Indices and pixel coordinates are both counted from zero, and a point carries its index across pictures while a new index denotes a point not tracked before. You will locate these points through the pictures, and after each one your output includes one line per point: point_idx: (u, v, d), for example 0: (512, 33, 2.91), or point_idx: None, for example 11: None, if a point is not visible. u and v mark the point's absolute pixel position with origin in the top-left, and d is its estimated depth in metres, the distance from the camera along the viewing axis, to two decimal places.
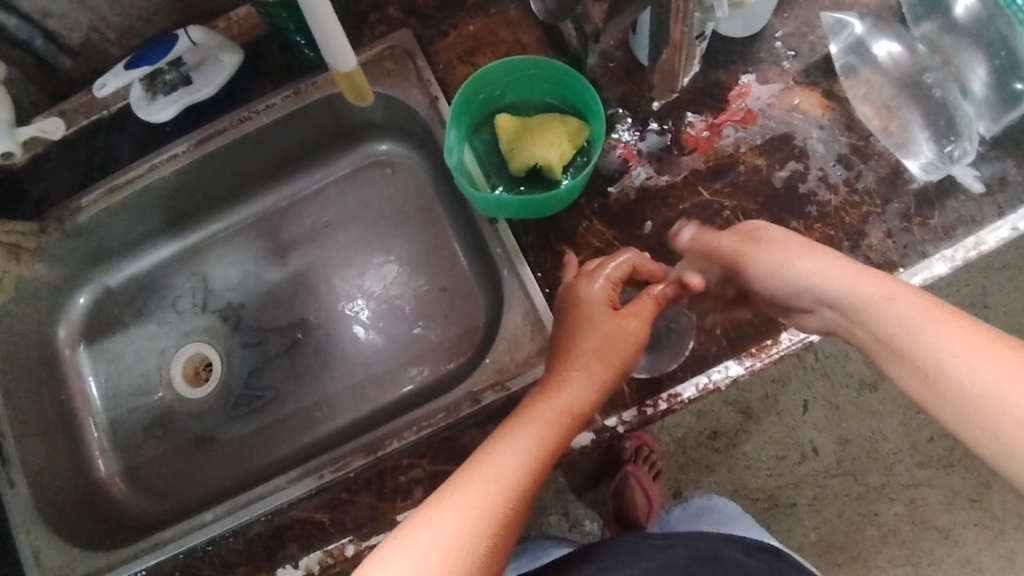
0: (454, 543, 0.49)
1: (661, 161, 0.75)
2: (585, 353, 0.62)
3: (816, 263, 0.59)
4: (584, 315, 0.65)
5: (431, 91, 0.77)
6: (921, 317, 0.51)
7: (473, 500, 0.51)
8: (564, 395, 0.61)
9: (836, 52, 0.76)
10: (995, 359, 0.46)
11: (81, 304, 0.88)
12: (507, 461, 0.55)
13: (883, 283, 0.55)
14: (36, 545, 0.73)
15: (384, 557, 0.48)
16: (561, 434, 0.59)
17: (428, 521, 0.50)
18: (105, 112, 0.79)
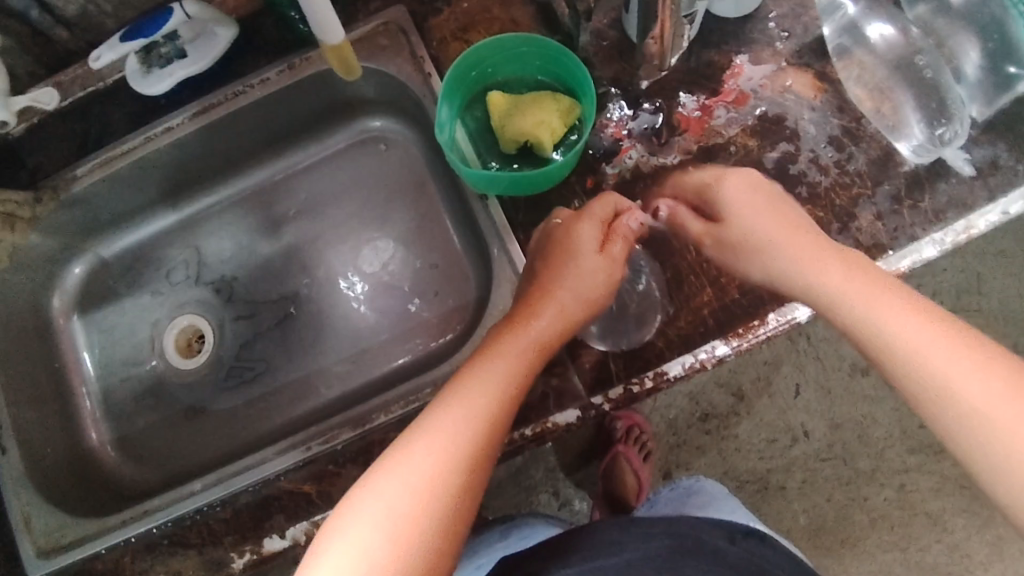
0: (426, 482, 0.50)
1: (652, 141, 0.75)
2: (563, 293, 0.65)
3: (784, 241, 0.63)
4: (574, 251, 0.66)
5: (424, 67, 0.77)
6: (881, 308, 0.54)
7: (442, 439, 0.52)
8: (528, 332, 0.62)
9: (830, 33, 0.77)
10: (925, 331, 0.51)
11: (76, 274, 0.89)
12: (475, 398, 0.55)
13: (848, 269, 0.58)
14: (26, 510, 0.74)
15: (358, 501, 0.49)
16: (529, 366, 0.60)
17: (398, 462, 0.51)
18: (100, 84, 0.79)
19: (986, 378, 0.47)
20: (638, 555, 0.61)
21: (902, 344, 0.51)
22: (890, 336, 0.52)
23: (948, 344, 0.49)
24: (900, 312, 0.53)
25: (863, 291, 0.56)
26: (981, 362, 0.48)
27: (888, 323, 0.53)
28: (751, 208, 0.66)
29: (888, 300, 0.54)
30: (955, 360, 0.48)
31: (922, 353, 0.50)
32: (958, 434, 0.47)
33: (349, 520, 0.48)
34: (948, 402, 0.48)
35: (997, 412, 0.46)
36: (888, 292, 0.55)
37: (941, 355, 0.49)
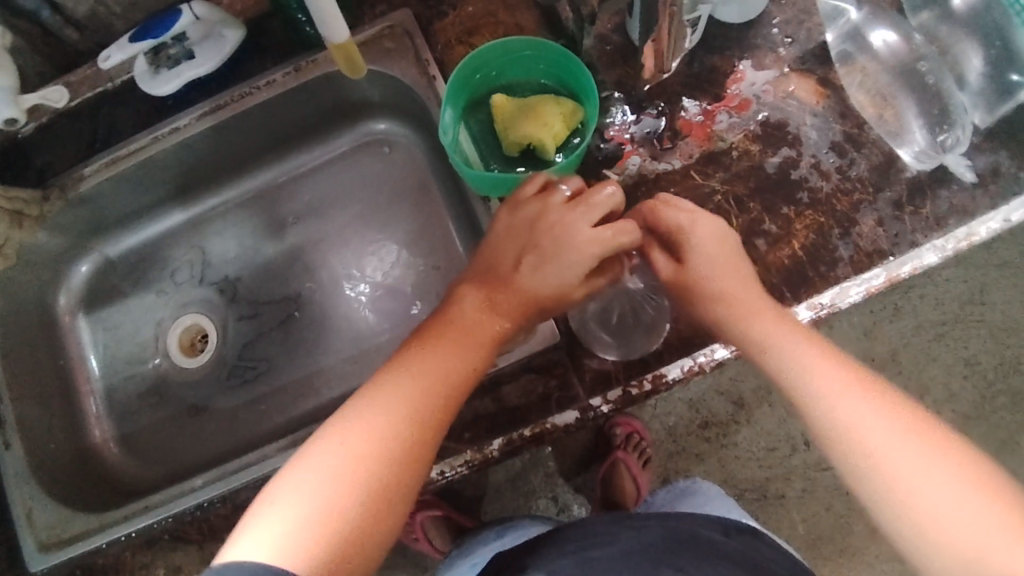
0: (370, 443, 0.51)
1: (655, 146, 0.76)
2: (522, 286, 0.62)
3: (734, 283, 0.63)
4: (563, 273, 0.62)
5: (429, 70, 0.77)
6: (820, 373, 0.57)
7: (395, 404, 0.54)
8: (487, 321, 0.62)
9: (833, 39, 0.77)
10: (849, 390, 0.55)
11: (82, 272, 0.90)
12: (431, 370, 0.57)
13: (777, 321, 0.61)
14: (28, 504, 0.75)
15: (304, 459, 0.51)
16: (483, 358, 0.60)
17: (347, 426, 0.52)
18: (110, 84, 0.80)
19: (903, 438, 0.52)
20: (633, 545, 0.61)
21: (827, 397, 0.56)
22: (826, 405, 0.55)
23: (873, 404, 0.54)
24: (837, 382, 0.56)
25: (790, 342, 0.59)
26: (897, 422, 0.53)
27: (815, 373, 0.57)
28: (711, 249, 0.64)
29: (823, 365, 0.58)
30: (873, 416, 0.54)
31: (854, 425, 0.54)
32: (869, 481, 0.52)
33: (292, 477, 0.50)
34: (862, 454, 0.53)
35: (919, 471, 0.50)
36: (814, 345, 0.59)
37: (872, 428, 0.53)
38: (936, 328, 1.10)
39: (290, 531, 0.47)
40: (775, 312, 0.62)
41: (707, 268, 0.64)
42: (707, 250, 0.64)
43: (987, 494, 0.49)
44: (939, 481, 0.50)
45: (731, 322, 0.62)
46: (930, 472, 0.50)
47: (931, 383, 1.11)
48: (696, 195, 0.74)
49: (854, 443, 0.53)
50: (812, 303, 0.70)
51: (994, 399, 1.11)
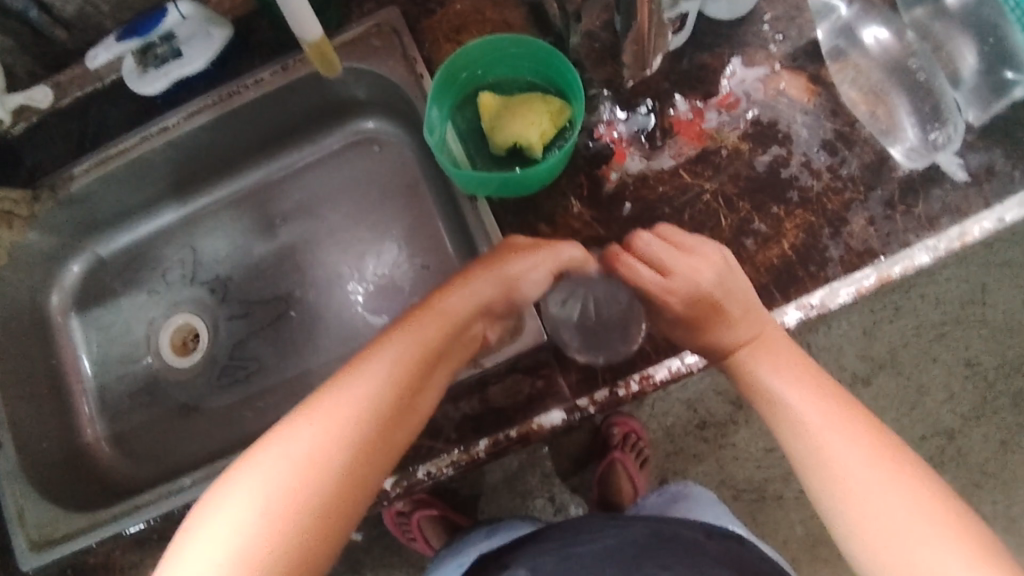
0: (310, 463, 0.47)
1: (644, 144, 0.75)
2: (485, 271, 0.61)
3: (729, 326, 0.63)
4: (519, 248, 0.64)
5: (416, 69, 0.77)
6: (804, 401, 0.59)
7: (341, 411, 0.50)
8: (448, 305, 0.59)
9: (824, 36, 0.76)
10: (826, 415, 0.57)
11: (74, 272, 0.90)
12: (377, 375, 0.52)
13: (769, 348, 0.63)
14: (20, 503, 0.75)
15: (242, 471, 0.47)
16: (441, 339, 0.57)
17: (291, 432, 0.49)
18: (100, 83, 0.80)
19: (870, 464, 0.54)
20: (615, 541, 0.62)
21: (804, 421, 0.58)
22: (807, 432, 0.57)
23: (846, 429, 0.56)
24: (820, 409, 0.58)
25: (777, 370, 0.62)
26: (866, 449, 0.54)
27: (796, 398, 0.59)
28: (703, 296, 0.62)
29: (809, 394, 0.59)
30: (844, 441, 0.55)
31: (826, 447, 0.55)
32: (833, 504, 0.54)
33: (230, 491, 0.46)
34: (828, 476, 0.55)
35: (880, 497, 0.52)
36: (800, 373, 0.61)
37: (844, 455, 0.55)
38: (936, 328, 1.09)
39: (223, 564, 0.44)
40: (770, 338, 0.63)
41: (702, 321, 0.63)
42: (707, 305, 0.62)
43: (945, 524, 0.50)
44: (903, 509, 0.51)
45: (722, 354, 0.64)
46: (890, 499, 0.52)
47: (929, 384, 1.10)
48: (685, 194, 0.74)
49: (827, 467, 0.55)
50: (802, 303, 0.69)
51: (994, 399, 1.10)
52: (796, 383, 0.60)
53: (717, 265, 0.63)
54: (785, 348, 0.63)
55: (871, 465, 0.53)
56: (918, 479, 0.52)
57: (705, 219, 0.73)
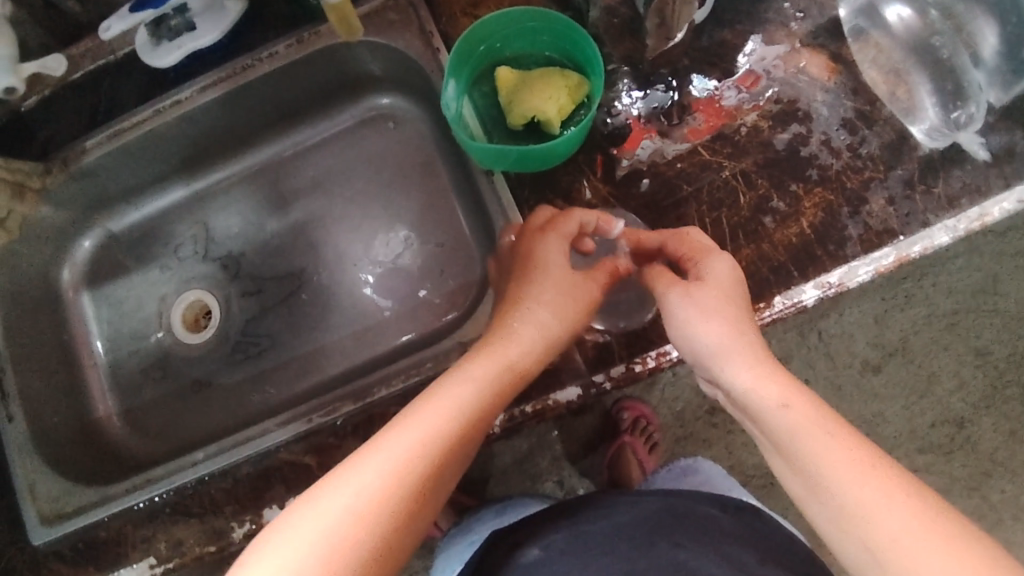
0: (372, 508, 0.48)
1: (661, 121, 0.75)
2: (536, 313, 0.63)
3: (725, 325, 0.60)
4: (557, 275, 0.65)
5: (432, 42, 0.76)
6: (827, 449, 0.49)
7: (400, 461, 0.51)
8: (502, 356, 0.61)
9: (846, 14, 0.75)
10: (840, 446, 0.49)
11: (85, 248, 0.89)
12: (435, 421, 0.54)
13: (768, 375, 0.56)
14: (30, 476, 0.75)
15: (297, 516, 0.47)
16: (494, 395, 0.59)
17: (347, 479, 0.49)
18: (111, 56, 0.78)
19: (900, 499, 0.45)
20: (630, 519, 0.61)
21: (813, 453, 0.50)
22: (821, 465, 0.49)
23: (863, 462, 0.48)
24: (848, 460, 0.48)
25: (778, 396, 0.54)
26: (889, 482, 0.46)
27: (798, 426, 0.51)
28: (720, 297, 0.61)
29: (834, 440, 0.50)
30: (865, 473, 0.47)
31: (846, 483, 0.47)
32: (867, 551, 0.45)
33: (283, 534, 0.46)
34: (852, 513, 0.46)
35: (918, 534, 0.43)
36: (803, 401, 0.53)
37: (883, 508, 0.45)
38: (948, 316, 1.09)
39: None
40: (769, 365, 0.57)
41: (698, 317, 0.61)
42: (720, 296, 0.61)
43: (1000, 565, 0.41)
44: None
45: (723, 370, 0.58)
46: (930, 538, 0.43)
47: (939, 372, 1.10)
48: (704, 172, 0.73)
49: (866, 532, 0.45)
50: (820, 282, 0.69)
51: (1004, 388, 1.10)
52: (819, 424, 0.51)
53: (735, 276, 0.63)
54: (788, 377, 0.56)
55: (921, 530, 0.43)
56: (981, 551, 0.42)
57: (724, 197, 0.72)
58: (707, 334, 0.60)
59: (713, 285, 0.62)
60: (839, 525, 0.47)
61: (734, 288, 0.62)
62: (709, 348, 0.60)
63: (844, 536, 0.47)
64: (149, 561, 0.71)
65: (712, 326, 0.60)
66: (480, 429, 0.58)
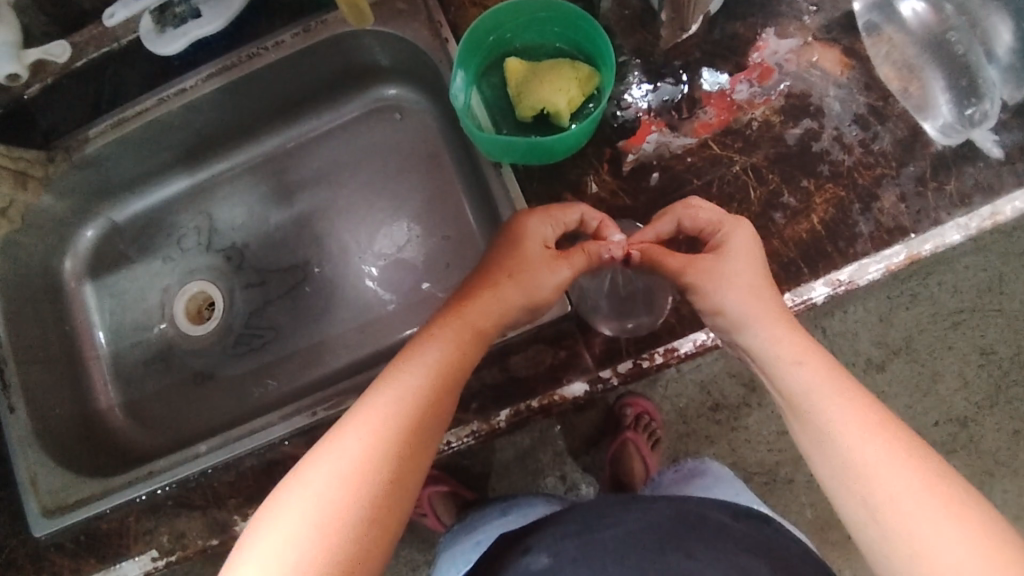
0: (356, 474, 0.48)
1: (672, 115, 0.74)
2: (503, 276, 0.61)
3: (750, 286, 0.60)
4: (525, 255, 0.62)
5: (440, 33, 0.74)
6: (839, 406, 0.52)
7: (375, 426, 0.51)
8: (469, 316, 0.59)
9: (860, 9, 0.75)
10: (849, 403, 0.52)
11: (87, 238, 0.89)
12: (408, 382, 0.54)
13: (786, 328, 0.58)
14: (32, 469, 0.74)
15: (286, 493, 0.48)
16: (465, 351, 0.58)
17: (326, 453, 0.49)
18: (116, 44, 0.77)
19: (903, 459, 0.48)
20: (640, 525, 0.61)
21: (823, 408, 0.53)
22: (830, 420, 0.52)
23: (873, 421, 0.51)
24: (861, 423, 0.51)
25: (794, 350, 0.56)
26: (894, 444, 0.49)
27: (812, 380, 0.54)
28: (748, 266, 0.61)
29: (846, 398, 0.53)
30: (872, 431, 0.50)
31: (851, 440, 0.50)
32: (861, 500, 0.49)
33: (275, 514, 0.47)
34: (851, 464, 0.50)
35: (915, 494, 0.47)
36: (821, 356, 0.56)
37: (884, 467, 0.48)
38: (953, 315, 1.08)
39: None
40: (788, 321, 0.58)
41: (724, 278, 0.60)
42: (744, 260, 0.61)
43: (986, 530, 0.44)
44: (957, 540, 0.44)
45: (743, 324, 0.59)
46: (924, 499, 0.46)
47: (943, 372, 1.09)
48: (714, 166, 0.73)
49: (869, 490, 0.48)
50: (830, 279, 0.68)
51: (1009, 388, 1.09)
52: (833, 384, 0.53)
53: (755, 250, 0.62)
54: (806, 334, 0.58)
55: (920, 493, 0.47)
56: (977, 513, 0.45)
57: (734, 192, 0.72)
58: (734, 293, 0.60)
59: (739, 254, 0.61)
60: (836, 474, 0.51)
61: (756, 256, 0.62)
62: (734, 305, 0.59)
63: (843, 490, 0.50)
64: (151, 554, 0.70)
65: (737, 286, 0.60)
66: (457, 383, 0.57)
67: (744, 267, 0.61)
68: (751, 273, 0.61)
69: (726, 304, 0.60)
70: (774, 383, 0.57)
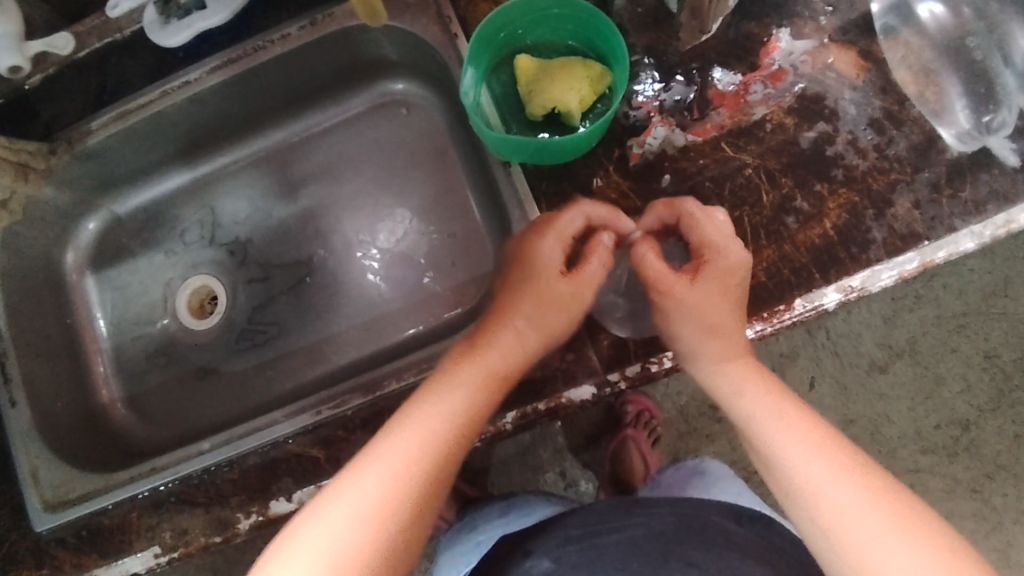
0: (374, 516, 0.51)
1: (684, 115, 0.73)
2: (520, 316, 0.65)
3: (704, 321, 0.62)
4: (541, 284, 0.66)
5: (450, 27, 0.73)
6: (781, 429, 0.57)
7: (395, 469, 0.54)
8: (488, 362, 0.62)
9: (877, 11, 0.73)
10: (789, 426, 0.57)
11: (90, 230, 0.88)
12: (428, 424, 0.58)
13: (736, 360, 0.63)
14: (34, 463, 0.74)
15: (305, 528, 0.50)
16: (485, 398, 0.61)
17: (347, 490, 0.52)
18: (118, 34, 0.75)
19: (839, 472, 0.52)
20: (641, 532, 0.61)
21: (766, 432, 0.57)
22: (772, 441, 0.56)
23: (812, 441, 0.55)
24: (802, 442, 0.55)
25: (743, 382, 0.62)
26: (832, 459, 0.53)
27: (757, 409, 0.59)
28: (710, 304, 0.62)
29: (789, 422, 0.57)
30: (811, 448, 0.55)
31: (790, 458, 0.55)
32: (804, 515, 0.52)
33: (293, 547, 0.49)
34: (793, 481, 0.54)
35: (853, 501, 0.50)
36: (766, 387, 0.61)
37: (821, 480, 0.52)
38: (957, 318, 1.08)
39: None
40: (742, 355, 0.63)
41: (677, 314, 0.63)
42: (709, 294, 0.62)
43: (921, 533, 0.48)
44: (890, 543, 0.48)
45: (695, 352, 0.63)
46: (861, 506, 0.50)
47: (947, 374, 1.08)
48: (725, 168, 0.71)
49: (811, 502, 0.52)
50: (843, 285, 0.67)
51: (1013, 392, 1.08)
52: (779, 411, 0.58)
53: (731, 286, 0.62)
54: (757, 368, 0.63)
55: (858, 501, 0.50)
56: (917, 520, 0.49)
57: (747, 195, 0.70)
58: (683, 327, 0.63)
59: (706, 288, 0.62)
60: (783, 492, 0.55)
61: (730, 289, 0.62)
62: (682, 339, 0.63)
63: (791, 506, 0.54)
64: (154, 551, 0.69)
65: (689, 320, 0.63)
66: (472, 431, 0.60)
67: (707, 302, 0.62)
68: (713, 304, 0.62)
69: (679, 338, 0.64)
70: (732, 414, 0.62)
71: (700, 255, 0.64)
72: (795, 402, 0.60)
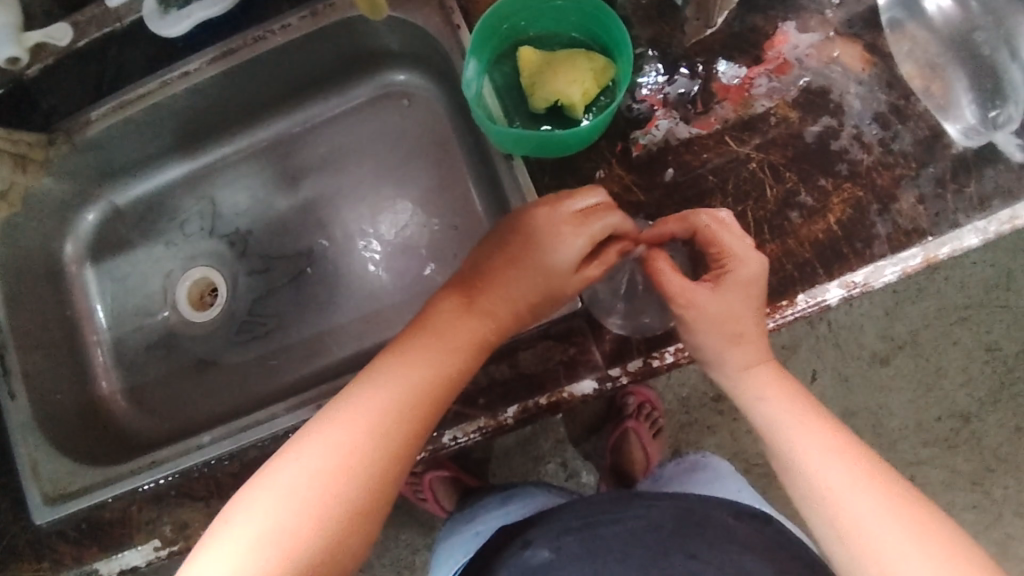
0: (336, 471, 0.52)
1: (688, 108, 0.72)
2: (513, 283, 0.60)
3: (730, 330, 0.60)
4: (542, 263, 0.60)
5: (452, 19, 0.72)
6: (804, 437, 0.56)
7: (365, 424, 0.54)
8: (473, 321, 0.59)
9: (884, 4, 0.72)
10: (813, 433, 0.56)
11: (89, 221, 0.87)
12: (406, 379, 0.56)
13: (759, 362, 0.61)
14: (34, 456, 0.74)
15: (270, 478, 0.52)
16: (466, 359, 0.58)
17: (313, 444, 0.53)
18: (117, 24, 0.74)
19: (864, 485, 0.53)
20: (641, 524, 0.61)
21: (788, 439, 0.57)
22: (797, 450, 0.56)
23: (835, 450, 0.55)
24: (826, 451, 0.55)
25: (764, 385, 0.61)
26: (857, 470, 0.54)
27: (778, 414, 0.59)
28: (733, 314, 0.60)
29: (811, 429, 0.57)
30: (835, 459, 0.54)
31: (814, 468, 0.55)
32: (827, 526, 0.53)
33: (257, 495, 0.51)
34: (817, 492, 0.54)
35: (880, 516, 0.51)
36: (787, 390, 0.60)
37: (846, 493, 0.52)
38: (959, 311, 1.08)
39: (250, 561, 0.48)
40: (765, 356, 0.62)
41: (703, 322, 0.60)
42: (734, 301, 0.59)
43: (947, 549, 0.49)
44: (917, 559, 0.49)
45: (717, 356, 0.61)
46: (888, 521, 0.51)
47: (948, 367, 1.08)
48: (729, 163, 0.71)
49: (836, 515, 0.52)
50: (845, 281, 0.67)
51: (1014, 385, 1.08)
52: (798, 417, 0.58)
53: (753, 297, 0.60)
54: (778, 369, 0.62)
55: (884, 516, 0.51)
56: (944, 536, 0.50)
57: (751, 190, 0.70)
58: (708, 336, 0.60)
59: (733, 296, 0.59)
60: (805, 500, 0.55)
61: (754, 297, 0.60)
62: (706, 344, 0.61)
63: (813, 514, 0.54)
64: (154, 543, 0.69)
65: (714, 330, 0.60)
66: (453, 389, 0.58)
67: (733, 307, 0.59)
68: (736, 312, 0.60)
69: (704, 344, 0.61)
70: (750, 415, 0.61)
71: (716, 258, 0.61)
72: (816, 408, 0.59)
